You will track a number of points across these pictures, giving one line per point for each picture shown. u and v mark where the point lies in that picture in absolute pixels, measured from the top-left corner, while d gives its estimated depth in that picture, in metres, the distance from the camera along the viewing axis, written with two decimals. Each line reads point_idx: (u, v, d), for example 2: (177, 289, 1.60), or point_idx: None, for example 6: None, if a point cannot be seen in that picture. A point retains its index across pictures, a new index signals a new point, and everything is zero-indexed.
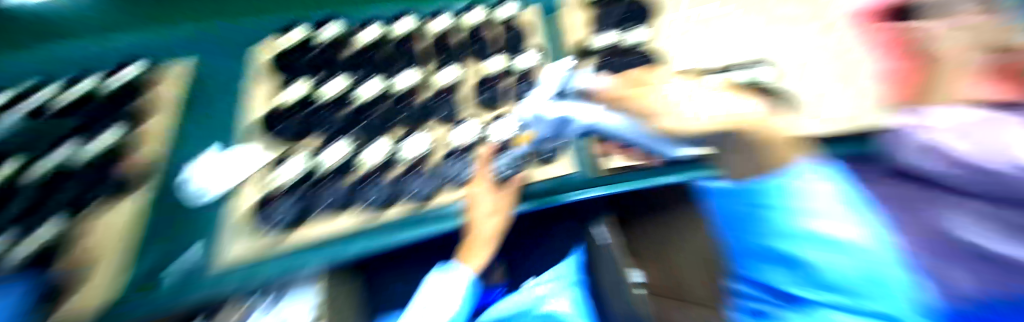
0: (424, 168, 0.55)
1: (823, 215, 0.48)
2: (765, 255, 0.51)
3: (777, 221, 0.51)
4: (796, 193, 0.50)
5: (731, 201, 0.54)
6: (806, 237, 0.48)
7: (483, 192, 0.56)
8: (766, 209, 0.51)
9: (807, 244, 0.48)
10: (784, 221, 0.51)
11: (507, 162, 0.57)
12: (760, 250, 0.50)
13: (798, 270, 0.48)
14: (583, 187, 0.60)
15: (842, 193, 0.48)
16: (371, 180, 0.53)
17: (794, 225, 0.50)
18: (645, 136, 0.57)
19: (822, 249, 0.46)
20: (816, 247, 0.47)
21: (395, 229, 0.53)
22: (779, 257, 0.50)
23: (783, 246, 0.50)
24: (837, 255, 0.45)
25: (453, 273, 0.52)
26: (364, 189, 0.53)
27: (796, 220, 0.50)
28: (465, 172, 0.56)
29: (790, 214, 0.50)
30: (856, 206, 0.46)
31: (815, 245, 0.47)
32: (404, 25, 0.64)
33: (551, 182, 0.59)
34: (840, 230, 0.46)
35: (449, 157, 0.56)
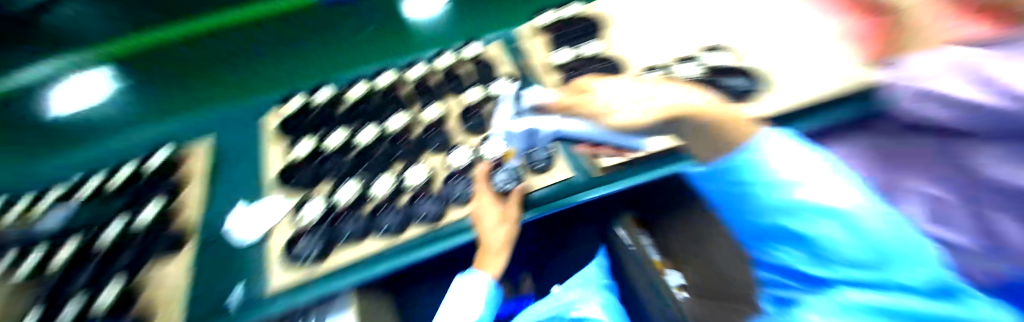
0: (427, 194, 0.65)
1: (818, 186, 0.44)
2: (782, 237, 0.49)
3: (762, 194, 0.50)
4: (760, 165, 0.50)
5: (705, 180, 0.60)
6: (793, 208, 0.46)
7: (488, 204, 0.62)
8: (744, 184, 0.53)
9: (813, 218, 0.44)
10: (766, 194, 0.50)
11: (505, 177, 0.63)
12: (777, 228, 0.49)
13: (793, 245, 0.48)
14: (587, 188, 0.62)
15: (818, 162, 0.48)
16: (393, 208, 0.64)
17: (770, 197, 0.49)
18: (612, 134, 0.61)
19: (834, 225, 0.42)
20: (825, 222, 0.43)
21: (411, 247, 0.60)
22: (791, 234, 0.48)
23: (768, 220, 0.50)
24: (829, 223, 0.42)
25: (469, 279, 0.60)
26: (388, 215, 0.63)
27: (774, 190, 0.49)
28: (464, 191, 0.65)
29: (767, 187, 0.49)
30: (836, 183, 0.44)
31: (814, 217, 0.44)
32: (415, 72, 0.86)
33: (552, 187, 0.62)
34: (818, 199, 0.43)
35: (447, 183, 0.67)
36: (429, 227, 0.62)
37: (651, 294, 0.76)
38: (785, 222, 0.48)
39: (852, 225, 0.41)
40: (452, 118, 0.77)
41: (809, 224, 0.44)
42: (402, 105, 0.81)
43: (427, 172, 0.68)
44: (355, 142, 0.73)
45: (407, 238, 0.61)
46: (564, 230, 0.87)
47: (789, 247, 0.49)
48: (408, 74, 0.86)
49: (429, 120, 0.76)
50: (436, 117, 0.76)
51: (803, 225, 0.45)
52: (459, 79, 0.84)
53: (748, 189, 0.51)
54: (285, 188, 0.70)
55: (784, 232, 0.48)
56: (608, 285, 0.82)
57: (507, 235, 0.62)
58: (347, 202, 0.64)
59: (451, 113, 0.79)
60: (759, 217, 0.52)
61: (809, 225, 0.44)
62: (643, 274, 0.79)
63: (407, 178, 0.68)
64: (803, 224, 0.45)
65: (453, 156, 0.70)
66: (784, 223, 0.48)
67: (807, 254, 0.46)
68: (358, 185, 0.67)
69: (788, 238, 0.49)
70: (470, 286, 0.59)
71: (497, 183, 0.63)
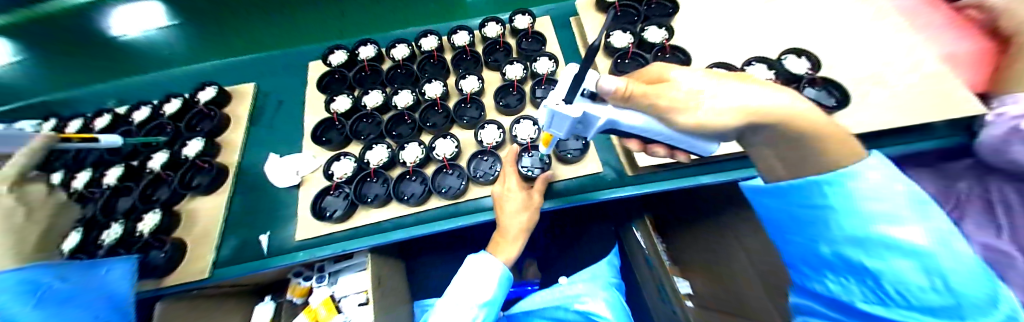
0: (453, 169, 0.74)
1: (898, 202, 0.28)
2: (828, 265, 0.33)
3: (838, 224, 0.31)
4: (852, 191, 0.30)
5: (759, 195, 0.40)
6: (866, 242, 0.29)
7: (512, 190, 0.62)
8: (826, 211, 0.32)
9: (887, 255, 0.28)
10: (845, 224, 0.31)
11: (529, 164, 0.71)
12: (810, 253, 0.35)
13: (848, 279, 0.32)
14: (614, 187, 0.67)
15: (906, 179, 0.30)
16: (419, 179, 0.75)
17: (847, 228, 0.30)
18: (675, 133, 0.38)
19: (905, 262, 0.27)
20: (897, 259, 0.27)
21: (436, 216, 0.70)
22: (849, 267, 0.31)
23: (816, 245, 0.34)
24: (905, 260, 0.27)
25: (480, 260, 0.60)
26: (415, 185, 0.74)
27: (860, 221, 0.30)
28: (487, 171, 0.73)
29: (858, 217, 0.30)
30: (920, 205, 0.28)
31: (886, 253, 0.28)
32: (461, 40, 0.91)
33: (578, 180, 0.69)
34: (898, 227, 0.27)
35: (473, 160, 0.75)
36: (448, 200, 0.70)
37: (659, 298, 0.77)
38: (851, 255, 0.31)
39: (861, 198, 0.29)
40: (488, 93, 0.83)
41: (880, 260, 0.28)
42: (442, 79, 0.85)
43: (455, 146, 0.76)
44: (401, 110, 0.81)
45: (428, 209, 0.70)
46: (579, 224, 1.05)
47: (832, 277, 0.34)
48: (457, 47, 0.89)
49: (467, 91, 0.82)
50: (474, 89, 0.82)
51: (874, 262, 0.29)
52: (505, 62, 0.85)
53: (825, 212, 0.32)
54: (333, 144, 0.76)
55: (823, 259, 0.34)
56: (616, 283, 0.84)
57: (528, 223, 0.63)
58: (377, 164, 0.75)
59: (490, 96, 0.82)
60: (788, 239, 0.39)
61: (879, 260, 0.28)
62: (650, 279, 0.81)
63: (438, 150, 0.76)
64: (872, 259, 0.29)
65: (482, 134, 0.76)
66: (834, 250, 0.32)
67: (869, 293, 0.30)
68: (394, 153, 0.76)
69: (843, 271, 0.32)
70: (481, 265, 0.60)
71: (522, 168, 0.70)
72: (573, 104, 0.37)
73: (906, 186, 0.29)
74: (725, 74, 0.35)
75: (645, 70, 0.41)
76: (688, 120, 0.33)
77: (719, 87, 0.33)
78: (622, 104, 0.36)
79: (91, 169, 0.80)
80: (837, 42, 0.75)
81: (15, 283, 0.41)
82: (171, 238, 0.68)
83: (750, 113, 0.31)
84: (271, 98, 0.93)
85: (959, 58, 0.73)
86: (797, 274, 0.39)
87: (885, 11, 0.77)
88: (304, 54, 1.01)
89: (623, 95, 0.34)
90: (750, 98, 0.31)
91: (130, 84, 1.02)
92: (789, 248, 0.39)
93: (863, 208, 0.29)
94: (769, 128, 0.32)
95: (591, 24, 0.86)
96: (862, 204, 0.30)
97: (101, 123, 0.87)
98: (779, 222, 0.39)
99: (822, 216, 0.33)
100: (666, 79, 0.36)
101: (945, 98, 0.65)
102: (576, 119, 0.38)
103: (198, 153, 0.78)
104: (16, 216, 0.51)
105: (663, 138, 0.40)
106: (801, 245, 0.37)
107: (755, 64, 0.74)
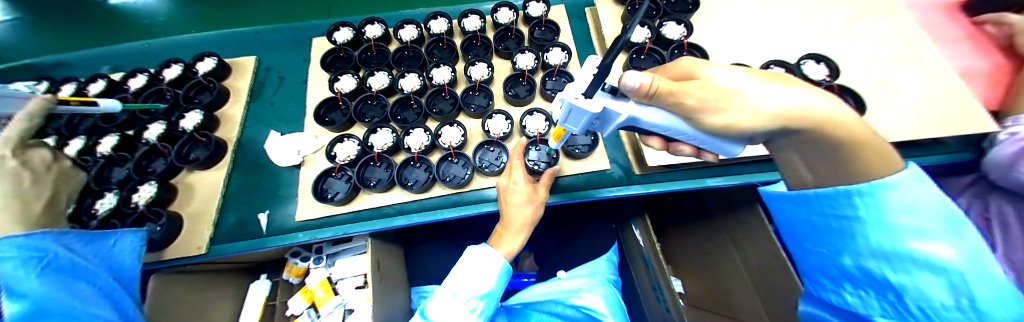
0: (458, 158, 0.72)
1: (927, 217, 0.28)
2: (848, 277, 0.34)
3: (864, 236, 0.31)
4: (885, 202, 0.29)
5: (780, 202, 0.40)
6: (893, 256, 0.29)
7: (518, 182, 0.61)
8: (852, 223, 0.32)
9: (913, 269, 0.28)
10: (870, 237, 0.31)
11: (535, 158, 0.70)
12: (829, 262, 0.36)
13: (867, 292, 0.32)
14: (620, 185, 0.67)
15: (941, 193, 0.29)
16: (423, 166, 0.74)
17: (872, 242, 0.30)
18: (699, 133, 0.37)
19: (930, 277, 0.27)
20: (923, 274, 0.27)
21: (439, 204, 0.70)
22: (870, 281, 0.32)
23: (838, 256, 0.34)
24: (931, 277, 0.27)
25: (480, 251, 0.59)
26: (419, 171, 0.73)
27: (886, 234, 0.29)
28: (493, 162, 0.72)
29: (887, 230, 0.29)
30: (952, 224, 0.28)
31: (911, 268, 0.28)
32: (471, 25, 0.89)
33: (583, 176, 0.68)
34: (927, 242, 0.28)
35: (479, 150, 0.73)
36: (453, 189, 0.70)
37: (655, 297, 0.77)
38: (873, 268, 0.31)
39: (893, 211, 0.29)
40: (497, 83, 0.82)
41: (905, 275, 0.28)
42: (451, 64, 0.83)
43: (461, 134, 0.75)
44: (406, 93, 0.78)
45: (432, 196, 0.70)
46: (576, 221, 1.06)
47: (850, 289, 0.34)
48: (467, 32, 0.86)
49: (476, 78, 0.80)
50: (483, 77, 0.80)
51: (897, 277, 0.29)
52: (517, 50, 0.83)
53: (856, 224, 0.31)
54: (336, 126, 0.74)
55: (843, 271, 0.34)
56: (614, 280, 0.84)
57: (533, 216, 0.62)
58: (381, 149, 0.73)
59: (499, 85, 0.81)
60: (808, 248, 0.39)
61: (904, 275, 0.28)
62: (645, 277, 0.82)
63: (444, 137, 0.75)
64: (896, 274, 0.29)
65: (489, 124, 0.75)
66: (856, 262, 0.32)
67: (887, 308, 0.30)
68: (398, 138, 0.74)
69: (863, 283, 0.33)
70: (480, 258, 0.58)
71: (528, 161, 0.68)
72: (592, 99, 0.36)
73: (942, 202, 0.28)
74: (767, 73, 0.34)
75: (676, 64, 0.39)
76: (720, 120, 0.32)
77: (756, 85, 0.31)
78: (648, 102, 0.34)
79: (85, 136, 0.78)
80: (857, 50, 0.73)
81: (21, 250, 0.38)
82: (166, 211, 0.66)
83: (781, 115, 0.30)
84: (272, 74, 0.90)
85: (975, 72, 0.72)
86: (812, 284, 0.40)
87: (907, 19, 0.75)
88: (308, 29, 0.97)
89: (647, 92, 0.32)
90: (791, 100, 0.30)
91: (113, 52, 0.96)
92: (808, 258, 0.40)
93: (894, 222, 0.29)
94: (808, 131, 0.31)
95: (607, 15, 0.83)
96: (893, 218, 0.29)
97: (95, 88, 0.84)
98: (799, 232, 0.40)
99: (850, 228, 0.33)
100: (696, 76, 0.35)
101: (961, 113, 0.64)
102: (594, 115, 0.36)
103: (196, 126, 0.76)
104: (16, 181, 0.50)
105: (686, 138, 0.39)
106: (821, 256, 0.37)
107: (774, 67, 0.73)
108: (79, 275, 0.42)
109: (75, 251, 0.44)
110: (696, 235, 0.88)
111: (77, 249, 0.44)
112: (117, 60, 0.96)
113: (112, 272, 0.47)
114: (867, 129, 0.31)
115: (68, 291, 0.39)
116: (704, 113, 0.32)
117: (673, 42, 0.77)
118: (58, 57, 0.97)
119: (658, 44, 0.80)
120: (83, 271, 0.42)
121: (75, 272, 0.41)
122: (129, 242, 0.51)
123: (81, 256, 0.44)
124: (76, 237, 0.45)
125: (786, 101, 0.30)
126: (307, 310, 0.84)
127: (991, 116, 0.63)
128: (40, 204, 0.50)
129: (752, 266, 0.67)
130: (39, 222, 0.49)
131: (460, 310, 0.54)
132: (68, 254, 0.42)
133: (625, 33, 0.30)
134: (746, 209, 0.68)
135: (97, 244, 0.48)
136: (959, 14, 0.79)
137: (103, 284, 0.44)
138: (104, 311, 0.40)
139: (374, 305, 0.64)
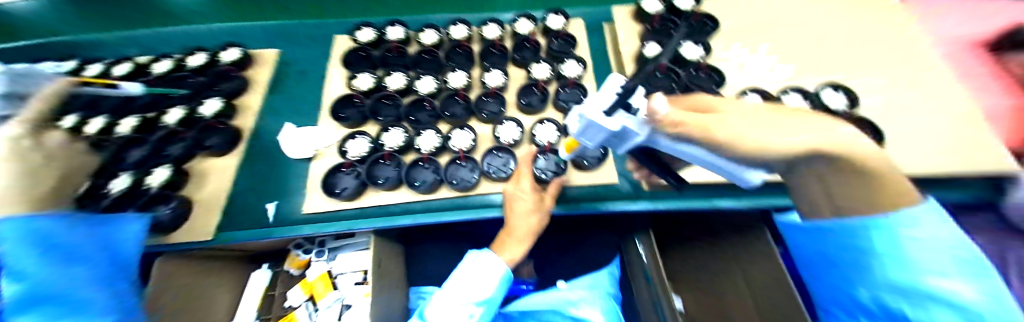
0: (467, 161, 0.73)
1: (943, 258, 0.33)
2: (866, 311, 0.38)
3: (883, 271, 0.36)
4: (901, 239, 0.34)
5: (797, 232, 0.47)
6: (911, 292, 0.33)
7: (526, 191, 0.61)
8: (868, 256, 0.36)
9: (930, 305, 0.32)
10: (889, 273, 0.35)
11: (543, 166, 0.70)
12: (845, 295, 0.41)
13: None
14: (627, 199, 0.67)
15: (962, 235, 0.34)
16: (432, 168, 0.73)
17: (890, 277, 0.35)
18: (715, 159, 0.40)
19: (948, 315, 0.30)
20: (938, 310, 0.31)
21: (444, 206, 0.70)
22: (888, 316, 0.36)
23: (855, 290, 0.39)
24: (948, 313, 0.30)
25: (482, 258, 0.59)
26: (427, 173, 0.73)
27: (907, 272, 0.34)
28: (500, 168, 0.72)
29: (903, 269, 0.34)
30: (969, 269, 0.32)
31: (930, 305, 0.32)
32: (491, 33, 0.89)
33: (591, 188, 0.68)
34: (946, 280, 0.32)
35: (487, 155, 0.73)
36: (459, 192, 0.70)
37: (655, 314, 0.76)
38: (891, 302, 0.35)
39: (913, 249, 0.34)
40: (511, 91, 0.82)
41: (922, 311, 0.32)
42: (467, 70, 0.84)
43: (472, 139, 0.75)
44: (422, 96, 0.80)
45: (438, 198, 0.70)
46: (577, 231, 1.05)
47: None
48: (486, 39, 0.88)
49: (491, 86, 0.80)
50: (498, 84, 0.80)
51: (916, 312, 0.32)
52: (533, 60, 0.84)
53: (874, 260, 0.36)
54: (350, 122, 0.76)
55: (862, 306, 0.38)
56: (613, 295, 0.83)
57: (536, 226, 0.62)
58: (392, 148, 0.74)
59: (513, 93, 0.82)
60: (825, 281, 0.44)
61: (922, 311, 0.32)
62: (645, 291, 0.81)
63: (454, 141, 0.75)
64: (915, 310, 0.33)
65: (501, 130, 0.75)
66: (873, 295, 0.37)
67: None
68: (409, 138, 0.75)
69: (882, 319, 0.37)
70: (482, 266, 0.58)
71: (536, 169, 0.69)
72: (613, 117, 0.35)
73: (956, 244, 0.33)
74: (776, 109, 0.38)
75: (691, 98, 0.44)
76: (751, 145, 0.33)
77: (767, 121, 0.35)
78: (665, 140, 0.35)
79: (107, 115, 0.80)
80: (878, 82, 0.72)
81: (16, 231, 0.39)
82: (179, 195, 0.67)
83: (810, 141, 0.32)
84: (293, 68, 0.92)
85: (995, 112, 0.70)
86: (828, 316, 0.44)
87: (926, 55, 0.74)
88: (330, 26, 0.99)
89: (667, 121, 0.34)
90: (812, 132, 0.32)
91: (142, 35, 0.99)
92: (825, 289, 0.44)
93: (913, 259, 0.33)
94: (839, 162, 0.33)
95: (626, 33, 0.85)
96: (913, 255, 0.34)
97: (120, 70, 0.87)
98: (817, 265, 0.45)
99: (863, 262, 0.37)
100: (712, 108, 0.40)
101: (984, 154, 0.62)
102: (613, 132, 0.36)
103: (216, 114, 0.77)
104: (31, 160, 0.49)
105: (701, 161, 0.42)
106: (835, 287, 0.42)
107: (790, 92, 0.73)
108: (73, 257, 0.43)
109: (72, 232, 0.44)
110: (695, 253, 0.88)
111: (76, 231, 0.44)
112: (154, 45, 0.99)
113: (110, 260, 0.47)
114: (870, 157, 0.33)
115: (72, 278, 0.41)
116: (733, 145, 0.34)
117: (691, 61, 0.77)
118: (82, 36, 0.98)
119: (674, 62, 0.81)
120: (78, 254, 0.43)
121: (74, 259, 0.43)
122: (135, 225, 0.53)
123: (79, 238, 0.44)
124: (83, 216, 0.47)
125: (799, 133, 0.33)
126: (305, 303, 0.84)
127: (1011, 157, 0.61)
128: (50, 186, 0.49)
129: (755, 292, 0.65)
130: (47, 200, 0.48)
131: (460, 313, 0.54)
132: (61, 237, 0.42)
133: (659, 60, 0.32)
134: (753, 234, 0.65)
135: (97, 229, 0.48)
136: (978, 52, 0.77)
137: (97, 264, 0.45)
138: (100, 296, 0.43)
139: (373, 302, 0.65)
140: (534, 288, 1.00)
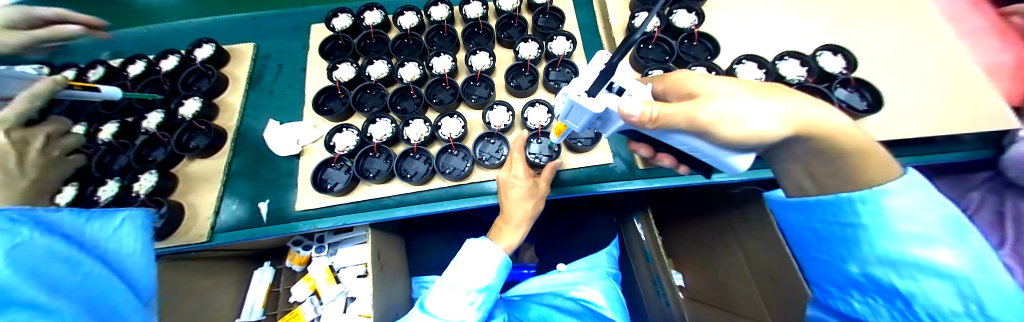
0: (459, 150, 0.71)
1: (933, 224, 0.31)
2: (856, 285, 0.37)
3: (871, 244, 0.34)
4: (885, 207, 0.33)
5: (788, 210, 0.45)
6: (899, 263, 0.32)
7: (519, 176, 0.60)
8: (858, 229, 0.35)
9: (920, 276, 0.30)
10: (876, 245, 0.34)
11: (536, 151, 0.69)
12: (836, 271, 0.39)
13: (875, 300, 0.35)
14: (621, 179, 0.66)
15: (943, 200, 0.32)
16: (423, 158, 0.72)
17: (878, 249, 0.34)
18: (705, 147, 0.38)
19: (939, 284, 0.29)
20: (930, 280, 0.30)
21: (440, 196, 0.69)
22: (878, 288, 0.34)
23: (845, 264, 0.37)
24: (938, 283, 0.29)
25: (479, 245, 0.58)
26: (419, 163, 0.72)
27: (893, 241, 0.32)
28: (493, 155, 0.70)
29: (891, 238, 0.32)
30: (959, 231, 0.30)
31: (919, 274, 0.30)
32: (474, 12, 0.85)
33: (585, 170, 0.67)
34: (932, 249, 0.30)
35: (479, 142, 0.72)
36: (452, 181, 0.69)
37: (655, 291, 0.77)
38: (881, 275, 0.33)
39: (896, 217, 0.32)
40: (499, 72, 0.79)
41: (912, 281, 0.31)
42: (452, 53, 0.80)
43: (461, 126, 0.73)
44: (406, 84, 0.76)
45: (432, 188, 0.69)
46: (578, 213, 1.05)
47: (858, 297, 0.37)
48: (469, 19, 0.84)
49: (477, 68, 0.78)
50: (485, 66, 0.78)
51: (905, 283, 0.31)
52: (519, 39, 0.80)
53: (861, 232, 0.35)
54: (334, 115, 0.73)
55: (852, 279, 0.37)
56: (613, 274, 0.84)
57: (532, 211, 0.62)
58: (380, 140, 0.72)
59: (501, 76, 0.79)
60: (815, 257, 0.43)
61: (912, 281, 0.31)
62: (646, 270, 0.81)
63: (443, 129, 0.73)
64: (904, 280, 0.31)
65: (491, 115, 0.73)
66: (862, 270, 0.35)
67: (894, 314, 0.33)
68: (398, 129, 0.73)
69: (871, 291, 0.35)
70: (479, 253, 0.58)
71: (529, 154, 0.68)
72: (596, 98, 0.34)
73: (946, 208, 0.31)
74: (762, 86, 0.37)
75: (672, 78, 0.44)
76: (737, 132, 0.33)
77: (753, 98, 0.34)
78: (649, 127, 0.35)
79: (85, 123, 0.77)
80: (877, 43, 0.69)
81: None
82: (168, 200, 0.66)
83: (791, 123, 0.32)
84: (271, 61, 0.88)
85: (997, 68, 0.68)
86: (819, 292, 0.43)
87: (928, 10, 0.70)
88: (305, 15, 0.95)
89: (649, 118, 0.32)
90: (800, 112, 0.33)
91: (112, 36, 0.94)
92: (816, 265, 0.43)
93: (896, 227, 0.32)
94: (811, 130, 0.33)
95: (615, 4, 0.80)
96: (896, 224, 0.32)
97: (95, 75, 0.84)
98: (808, 241, 0.44)
99: (855, 235, 0.36)
100: (691, 87, 0.40)
101: (983, 111, 0.60)
102: (597, 114, 0.35)
103: (196, 114, 0.75)
104: None
105: (689, 148, 0.40)
106: (827, 263, 0.41)
107: (786, 58, 0.70)
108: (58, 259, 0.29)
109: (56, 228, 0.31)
110: (694, 230, 0.88)
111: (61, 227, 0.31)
112: (127, 47, 0.95)
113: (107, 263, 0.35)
114: (840, 124, 0.34)
115: (41, 284, 0.26)
116: (714, 129, 0.33)
117: (683, 31, 0.74)
118: None
119: (666, 33, 0.77)
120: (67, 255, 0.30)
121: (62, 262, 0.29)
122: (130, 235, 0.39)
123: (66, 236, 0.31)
124: (71, 216, 0.34)
125: (785, 114, 0.32)
126: (309, 297, 0.85)
127: (1012, 112, 0.60)
128: None
129: (750, 264, 0.66)
130: None
131: (459, 300, 0.54)
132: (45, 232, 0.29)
133: (635, 33, 0.27)
134: (749, 207, 0.65)
135: (96, 223, 0.36)
136: (983, 4, 0.73)
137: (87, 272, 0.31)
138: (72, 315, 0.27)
139: (375, 293, 0.65)
140: (536, 272, 1.02)
